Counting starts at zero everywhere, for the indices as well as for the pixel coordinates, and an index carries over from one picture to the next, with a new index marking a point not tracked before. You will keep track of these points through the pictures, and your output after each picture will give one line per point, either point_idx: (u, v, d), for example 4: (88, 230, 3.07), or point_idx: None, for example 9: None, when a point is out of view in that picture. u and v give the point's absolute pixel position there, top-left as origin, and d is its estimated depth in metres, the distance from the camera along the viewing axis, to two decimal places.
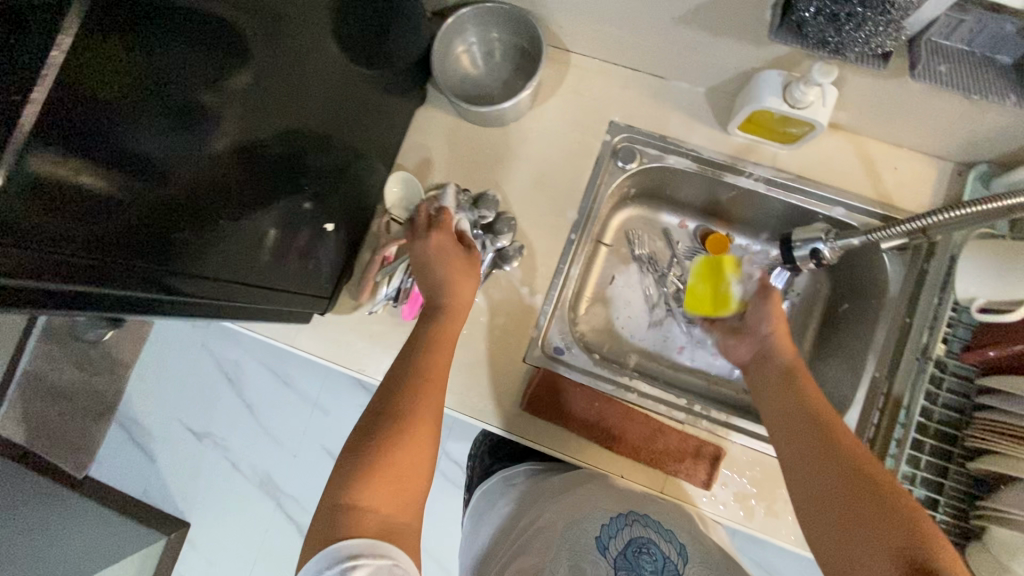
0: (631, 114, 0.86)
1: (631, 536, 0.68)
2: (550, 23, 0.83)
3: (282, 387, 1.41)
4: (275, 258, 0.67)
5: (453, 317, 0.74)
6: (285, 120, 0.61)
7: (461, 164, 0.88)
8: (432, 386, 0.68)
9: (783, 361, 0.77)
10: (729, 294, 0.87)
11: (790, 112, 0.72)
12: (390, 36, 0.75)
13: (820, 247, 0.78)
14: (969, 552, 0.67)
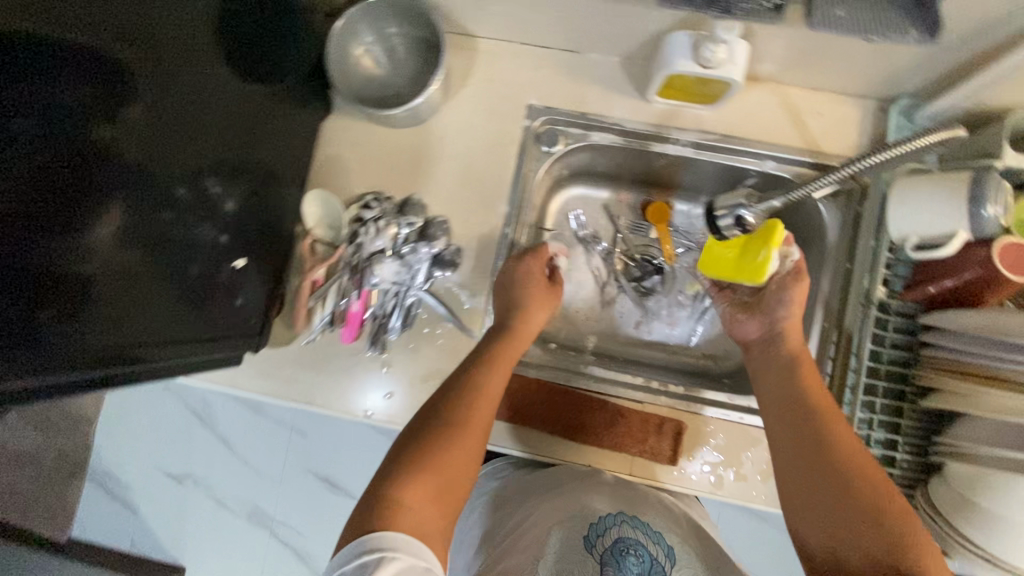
0: (548, 94, 0.82)
1: (619, 535, 0.69)
2: (448, 9, 0.78)
3: (255, 415, 1.33)
4: (191, 306, 0.65)
5: (520, 337, 0.74)
6: (186, 153, 0.60)
7: (380, 171, 0.83)
8: (486, 400, 0.67)
9: (788, 351, 0.70)
10: (764, 260, 0.70)
11: (703, 73, 0.69)
12: (285, 48, 0.71)
13: (743, 212, 0.80)
14: (931, 488, 0.68)
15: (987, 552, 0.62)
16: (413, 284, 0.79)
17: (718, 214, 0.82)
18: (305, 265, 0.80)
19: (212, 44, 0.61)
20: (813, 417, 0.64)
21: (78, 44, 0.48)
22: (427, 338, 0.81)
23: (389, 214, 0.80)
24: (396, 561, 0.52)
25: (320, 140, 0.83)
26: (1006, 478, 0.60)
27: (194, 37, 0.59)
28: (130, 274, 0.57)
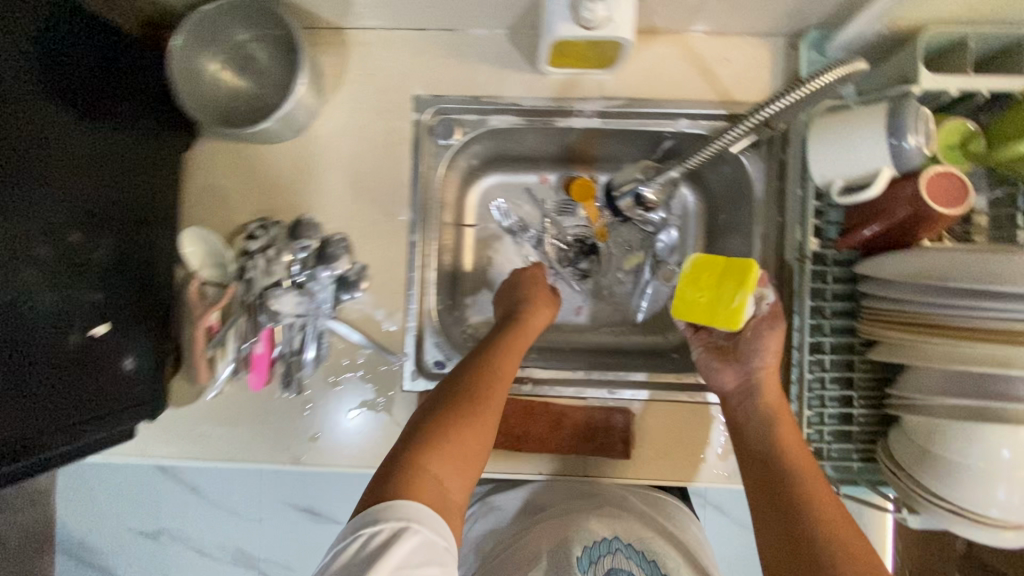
0: (434, 82, 0.74)
1: (614, 565, 0.60)
2: (302, 3, 0.69)
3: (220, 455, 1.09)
4: (71, 389, 0.59)
5: (528, 328, 0.74)
6: (48, 208, 0.56)
7: (263, 196, 0.74)
8: (503, 381, 0.64)
9: (766, 407, 0.64)
10: (739, 306, 0.63)
11: (588, 35, 0.62)
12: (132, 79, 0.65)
13: (643, 190, 0.80)
14: (892, 441, 0.65)
15: (951, 503, 0.58)
16: (320, 313, 0.72)
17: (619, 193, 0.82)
18: (195, 311, 0.71)
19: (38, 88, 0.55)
20: (790, 477, 0.57)
21: None
22: (348, 369, 0.74)
23: (279, 241, 0.72)
24: (418, 533, 0.48)
25: (192, 171, 0.75)
26: (961, 427, 0.57)
27: (27, 76, 0.54)
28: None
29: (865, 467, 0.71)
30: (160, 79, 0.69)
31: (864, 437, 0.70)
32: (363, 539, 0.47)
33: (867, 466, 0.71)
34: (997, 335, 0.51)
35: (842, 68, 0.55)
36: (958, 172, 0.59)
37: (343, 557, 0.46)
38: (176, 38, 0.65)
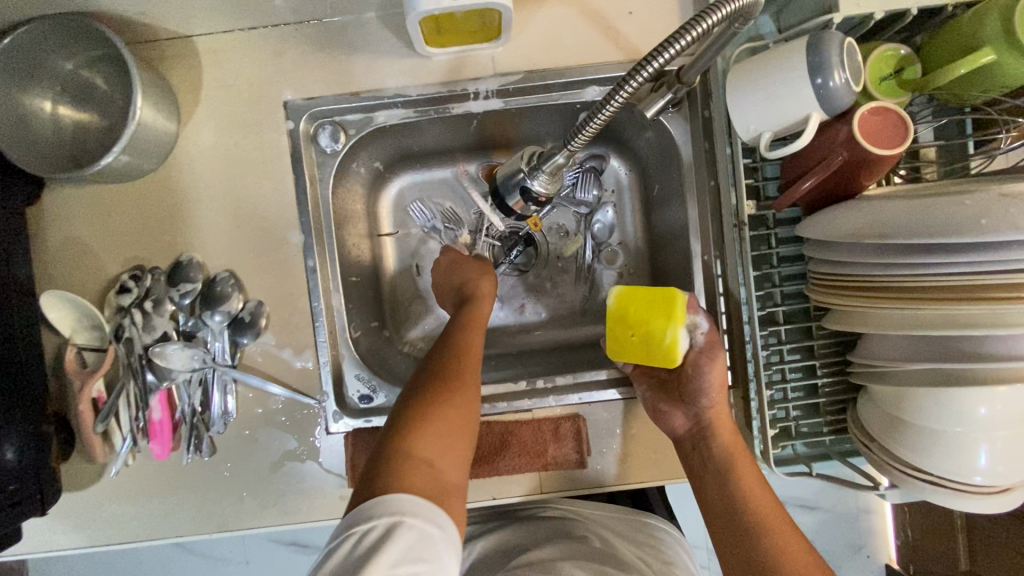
0: (305, 84, 0.65)
1: None
2: (129, 12, 0.59)
3: None
4: None
5: (482, 303, 0.68)
6: None
7: (135, 242, 0.65)
8: (471, 358, 0.59)
9: (726, 451, 0.59)
10: (672, 341, 0.59)
11: (454, 6, 0.53)
12: None
13: (531, 186, 0.60)
14: (861, 411, 0.59)
15: (934, 475, 0.53)
16: (217, 364, 0.64)
17: (502, 192, 0.63)
18: (74, 384, 0.63)
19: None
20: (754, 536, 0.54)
21: None
22: (264, 420, 0.66)
23: (158, 289, 0.64)
24: (412, 529, 0.42)
25: (46, 224, 0.65)
26: (927, 392, 0.51)
27: None
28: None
29: (837, 438, 0.65)
30: None
31: (832, 406, 0.64)
32: (355, 539, 0.42)
33: (839, 438, 0.65)
34: (938, 294, 0.44)
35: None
36: (893, 106, 0.52)
37: (335, 559, 0.41)
38: None
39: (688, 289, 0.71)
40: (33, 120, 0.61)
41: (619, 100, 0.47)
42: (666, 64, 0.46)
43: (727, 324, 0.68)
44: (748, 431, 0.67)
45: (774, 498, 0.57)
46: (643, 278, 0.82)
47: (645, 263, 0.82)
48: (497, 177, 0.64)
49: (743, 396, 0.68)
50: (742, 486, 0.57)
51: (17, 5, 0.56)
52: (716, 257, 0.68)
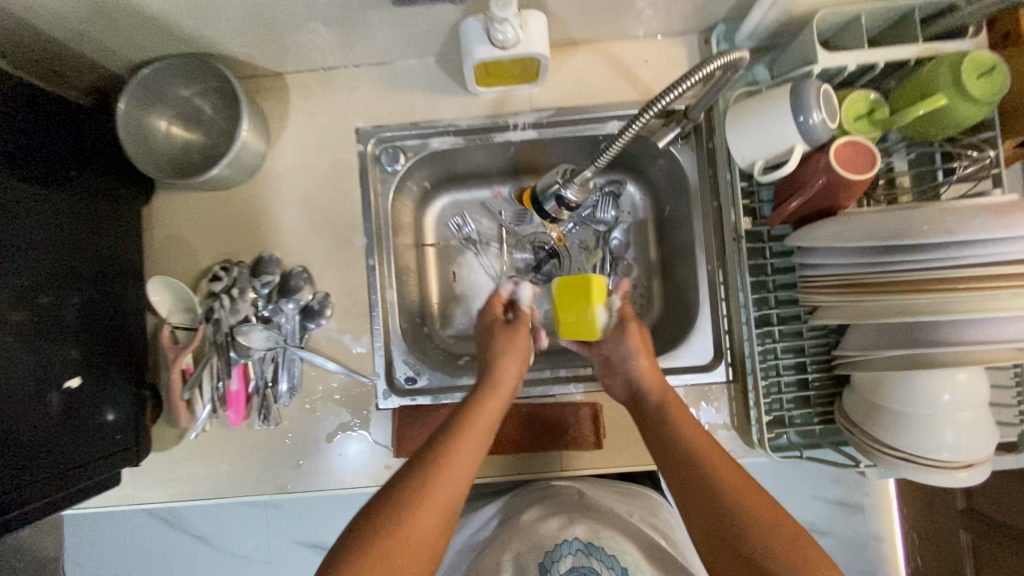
0: (374, 114, 0.79)
1: (574, 566, 0.63)
2: (240, 55, 0.74)
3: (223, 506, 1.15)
4: (57, 442, 0.62)
5: (499, 391, 0.68)
6: (35, 279, 0.61)
7: (227, 240, 0.78)
8: (452, 472, 0.57)
9: (667, 411, 0.65)
10: (592, 318, 0.70)
11: (504, 54, 0.66)
12: (97, 144, 0.70)
13: (562, 193, 0.70)
14: (845, 401, 0.68)
15: (906, 452, 0.60)
16: (288, 344, 0.75)
17: (540, 198, 0.74)
18: (168, 357, 0.75)
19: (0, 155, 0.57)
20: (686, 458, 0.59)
21: None
22: (323, 396, 0.76)
23: (241, 279, 0.76)
24: None
25: (152, 224, 0.78)
26: (898, 377, 0.60)
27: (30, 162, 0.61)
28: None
29: (826, 429, 0.73)
30: (113, 139, 0.72)
31: (821, 399, 0.72)
32: None
33: (828, 429, 0.73)
34: (912, 285, 0.53)
35: (729, 52, 0.57)
36: (863, 140, 0.63)
37: None
38: (122, 102, 0.69)
39: (694, 296, 0.81)
40: (153, 136, 0.75)
41: (632, 131, 0.60)
42: (673, 100, 0.57)
43: (728, 326, 0.78)
44: (746, 421, 0.75)
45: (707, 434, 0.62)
46: (656, 289, 0.91)
47: (657, 276, 0.91)
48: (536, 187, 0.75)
49: (743, 390, 0.76)
50: (680, 431, 0.62)
51: (157, 48, 0.70)
52: (718, 268, 0.78)
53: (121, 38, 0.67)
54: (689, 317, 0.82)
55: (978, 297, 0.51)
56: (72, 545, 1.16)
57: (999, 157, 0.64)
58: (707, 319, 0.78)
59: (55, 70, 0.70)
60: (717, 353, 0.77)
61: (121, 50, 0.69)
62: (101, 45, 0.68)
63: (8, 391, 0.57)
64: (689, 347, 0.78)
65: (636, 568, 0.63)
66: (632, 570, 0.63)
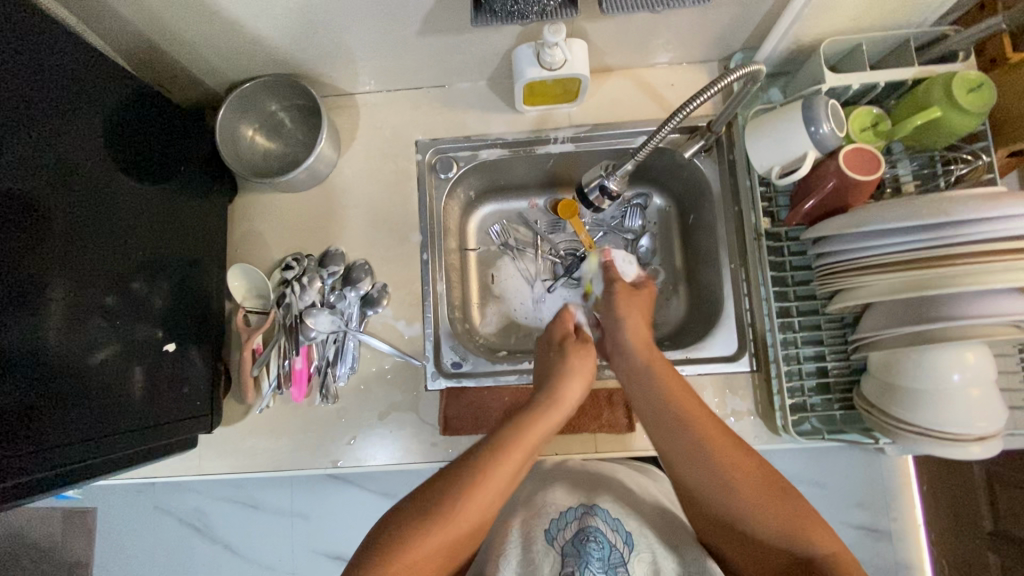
0: (431, 129, 0.90)
1: (580, 526, 0.67)
2: (321, 77, 0.86)
3: (254, 510, 1.18)
4: (150, 398, 0.71)
5: (554, 414, 0.69)
6: (143, 255, 0.71)
7: (299, 235, 0.88)
8: (490, 483, 0.60)
9: (661, 382, 0.68)
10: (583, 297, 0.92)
11: (551, 75, 0.77)
12: (199, 148, 0.82)
13: (604, 183, 0.78)
14: (864, 385, 0.73)
15: (921, 426, 0.65)
16: (349, 328, 0.83)
17: (585, 190, 0.81)
18: (242, 337, 0.84)
19: (107, 149, 0.67)
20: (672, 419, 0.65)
21: (52, 185, 0.60)
22: (376, 376, 0.84)
23: (311, 270, 0.86)
24: None
25: (233, 221, 0.90)
26: (909, 355, 0.66)
27: (144, 159, 0.73)
28: (72, 367, 0.61)
29: (848, 416, 0.77)
30: (211, 143, 0.84)
31: (842, 386, 0.77)
32: None
33: (849, 416, 0.77)
34: (915, 261, 0.62)
35: (746, 66, 0.67)
36: (869, 148, 0.71)
37: None
38: (222, 110, 0.82)
39: (717, 293, 0.88)
40: (240, 142, 0.87)
41: (657, 139, 0.70)
42: (693, 110, 0.67)
43: (751, 320, 0.84)
44: (770, 408, 0.80)
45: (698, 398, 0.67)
46: (680, 292, 0.98)
47: (682, 280, 0.98)
48: (580, 182, 0.82)
49: (766, 379, 0.81)
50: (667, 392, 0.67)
51: (254, 67, 0.82)
52: (740, 267, 0.86)
53: (227, 57, 0.79)
54: (713, 313, 0.89)
55: (976, 271, 0.59)
56: (108, 543, 1.20)
57: (993, 163, 0.72)
58: (730, 314, 0.85)
59: (164, 82, 0.84)
60: (739, 345, 0.84)
61: (224, 67, 0.82)
62: (206, 61, 0.80)
63: (118, 349, 0.67)
64: (714, 338, 0.84)
65: (638, 533, 0.68)
66: (634, 533, 0.68)
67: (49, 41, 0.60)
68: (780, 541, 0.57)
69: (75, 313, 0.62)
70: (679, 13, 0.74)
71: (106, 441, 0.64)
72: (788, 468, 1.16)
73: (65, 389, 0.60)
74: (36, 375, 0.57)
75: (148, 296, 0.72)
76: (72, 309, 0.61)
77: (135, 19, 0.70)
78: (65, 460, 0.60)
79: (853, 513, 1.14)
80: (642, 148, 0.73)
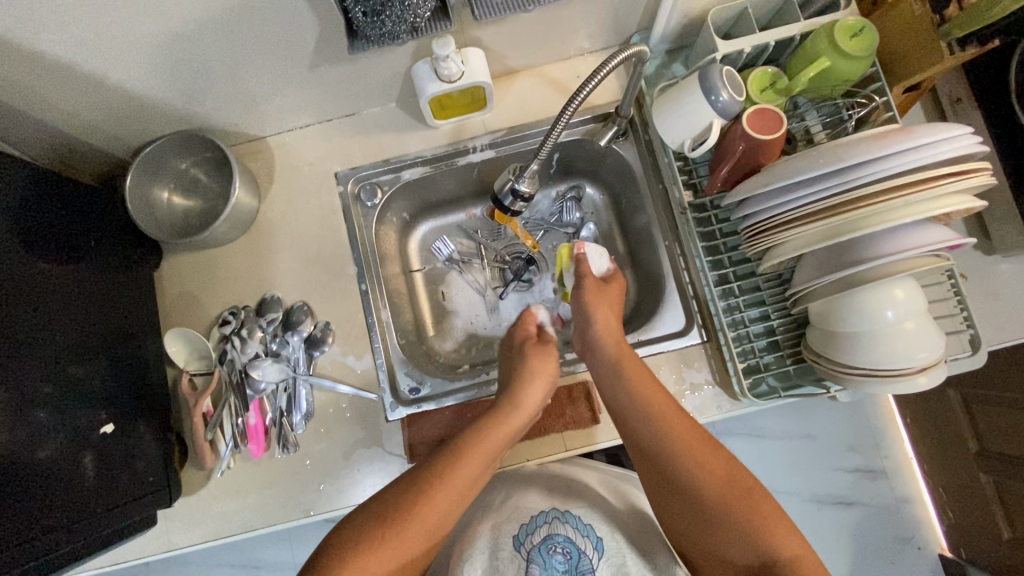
0: (350, 159, 0.89)
1: (548, 533, 0.69)
2: (228, 126, 0.85)
3: (253, 571, 1.15)
4: (99, 484, 0.68)
5: (512, 417, 0.68)
6: (68, 338, 0.68)
7: (234, 288, 0.87)
8: (446, 487, 0.61)
9: (632, 386, 0.66)
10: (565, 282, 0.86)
11: (451, 87, 0.76)
12: (107, 216, 0.79)
13: (514, 188, 0.78)
14: (809, 337, 0.74)
15: (865, 367, 0.66)
16: (298, 374, 0.82)
17: (499, 197, 0.80)
18: (190, 402, 0.82)
19: (16, 237, 0.65)
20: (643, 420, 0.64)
21: None
22: (334, 416, 0.82)
23: (249, 320, 0.84)
24: None
25: (163, 286, 0.88)
26: (842, 299, 0.67)
27: (55, 238, 0.70)
28: (13, 470, 0.58)
29: (802, 369, 0.78)
30: (124, 213, 0.82)
31: (790, 341, 0.78)
32: None
33: (803, 368, 0.78)
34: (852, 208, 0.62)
35: (630, 49, 0.68)
36: (770, 108, 0.72)
37: None
38: (128, 178, 0.80)
39: (659, 272, 0.89)
40: (155, 206, 0.85)
41: (559, 129, 0.69)
42: (588, 95, 0.67)
43: (694, 293, 0.85)
44: (727, 375, 0.81)
45: (670, 396, 0.66)
46: (627, 276, 0.99)
47: (627, 263, 0.99)
48: (494, 190, 0.82)
49: (718, 348, 0.82)
50: (636, 393, 0.66)
51: (156, 129, 0.81)
52: (675, 242, 0.87)
53: (124, 123, 0.78)
54: (659, 291, 0.89)
55: (878, 210, 0.61)
56: None
57: (889, 102, 0.74)
58: (674, 290, 0.86)
59: (66, 162, 0.82)
60: (687, 318, 0.84)
61: (125, 134, 0.81)
62: (104, 131, 0.79)
63: (57, 439, 0.64)
64: (662, 316, 0.85)
65: (609, 537, 0.70)
66: (605, 540, 0.69)
67: None
68: (742, 547, 0.57)
69: (10, 412, 0.59)
70: (563, 6, 0.75)
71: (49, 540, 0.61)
72: (772, 425, 1.17)
73: (4, 489, 0.57)
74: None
75: (80, 378, 0.69)
76: (6, 411, 0.59)
77: (15, 105, 0.68)
78: (4, 568, 0.57)
79: (842, 458, 1.15)
80: (546, 147, 0.72)
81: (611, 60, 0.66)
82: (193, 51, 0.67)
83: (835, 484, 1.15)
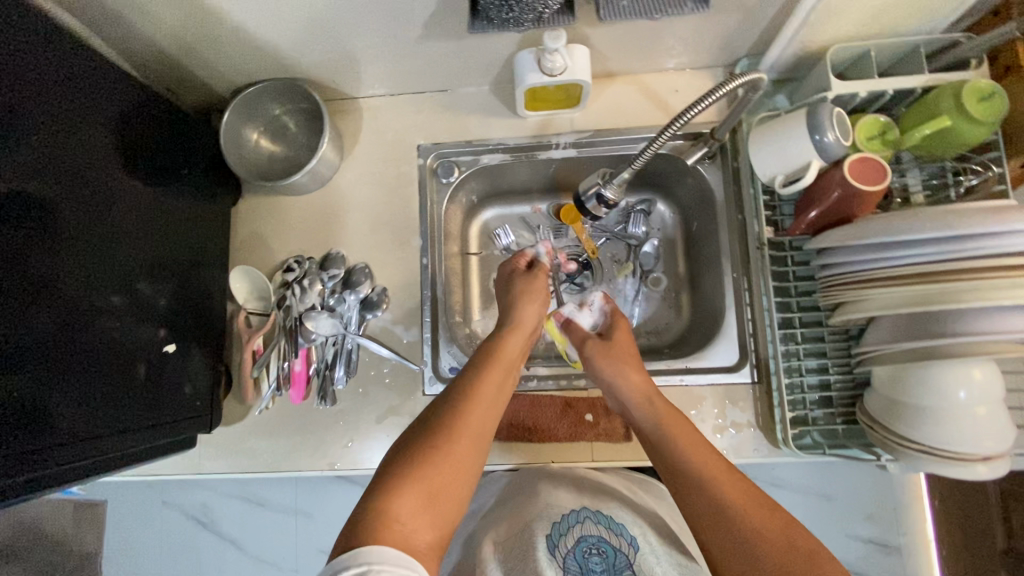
0: (433, 134, 0.90)
1: (581, 534, 0.67)
2: (325, 81, 0.87)
3: (257, 508, 1.19)
4: (151, 399, 0.72)
5: (513, 333, 0.72)
6: (146, 255, 0.72)
7: (301, 237, 0.89)
8: (481, 400, 0.61)
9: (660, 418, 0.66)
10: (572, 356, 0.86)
11: (552, 81, 0.76)
12: (200, 150, 0.83)
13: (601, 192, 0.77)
14: (867, 399, 0.72)
15: (925, 444, 0.63)
16: (348, 332, 0.84)
17: (581, 197, 0.80)
18: (243, 338, 0.86)
19: (116, 151, 0.68)
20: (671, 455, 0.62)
21: (66, 192, 0.61)
22: (374, 379, 0.84)
23: (311, 272, 0.87)
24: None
25: (236, 222, 0.91)
26: (913, 370, 0.64)
27: (150, 161, 0.73)
28: (79, 366, 0.62)
29: (851, 431, 0.76)
30: (216, 147, 0.86)
31: (844, 399, 0.76)
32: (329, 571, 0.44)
33: (852, 430, 0.75)
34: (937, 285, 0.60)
35: (745, 75, 0.66)
36: (875, 157, 0.69)
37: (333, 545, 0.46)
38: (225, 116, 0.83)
39: (719, 302, 0.87)
40: (244, 146, 0.88)
41: (656, 145, 0.69)
42: (693, 116, 0.66)
43: (752, 330, 0.83)
44: (771, 421, 0.79)
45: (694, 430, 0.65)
46: (682, 299, 0.97)
47: (684, 287, 0.97)
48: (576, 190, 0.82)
49: (767, 391, 0.80)
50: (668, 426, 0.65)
51: (259, 72, 0.84)
52: (742, 276, 0.85)
53: (233, 62, 0.81)
54: (714, 322, 0.88)
55: (980, 287, 0.58)
56: (113, 539, 1.22)
57: (1003, 174, 0.70)
58: (731, 324, 0.84)
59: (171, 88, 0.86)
60: (740, 355, 0.82)
61: (231, 72, 0.84)
62: (213, 66, 0.82)
63: (121, 346, 0.68)
64: (715, 348, 0.83)
65: (643, 538, 0.69)
66: (638, 538, 0.69)
67: (73, 54, 0.62)
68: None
69: (82, 309, 0.63)
70: (680, 19, 0.73)
71: (105, 442, 0.65)
72: (794, 478, 1.14)
73: (70, 382, 0.61)
74: (40, 370, 0.57)
75: (150, 293, 0.72)
76: (81, 307, 0.62)
77: (142, 28, 0.71)
78: (70, 459, 0.61)
79: (861, 526, 1.11)
80: (639, 157, 0.72)
81: (723, 83, 0.65)
82: (316, 4, 0.68)
83: (848, 551, 1.11)
